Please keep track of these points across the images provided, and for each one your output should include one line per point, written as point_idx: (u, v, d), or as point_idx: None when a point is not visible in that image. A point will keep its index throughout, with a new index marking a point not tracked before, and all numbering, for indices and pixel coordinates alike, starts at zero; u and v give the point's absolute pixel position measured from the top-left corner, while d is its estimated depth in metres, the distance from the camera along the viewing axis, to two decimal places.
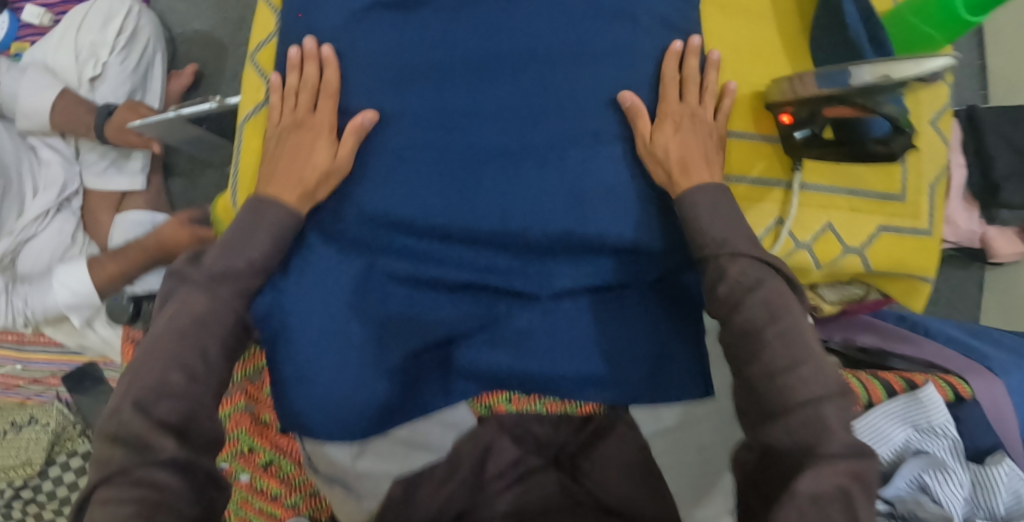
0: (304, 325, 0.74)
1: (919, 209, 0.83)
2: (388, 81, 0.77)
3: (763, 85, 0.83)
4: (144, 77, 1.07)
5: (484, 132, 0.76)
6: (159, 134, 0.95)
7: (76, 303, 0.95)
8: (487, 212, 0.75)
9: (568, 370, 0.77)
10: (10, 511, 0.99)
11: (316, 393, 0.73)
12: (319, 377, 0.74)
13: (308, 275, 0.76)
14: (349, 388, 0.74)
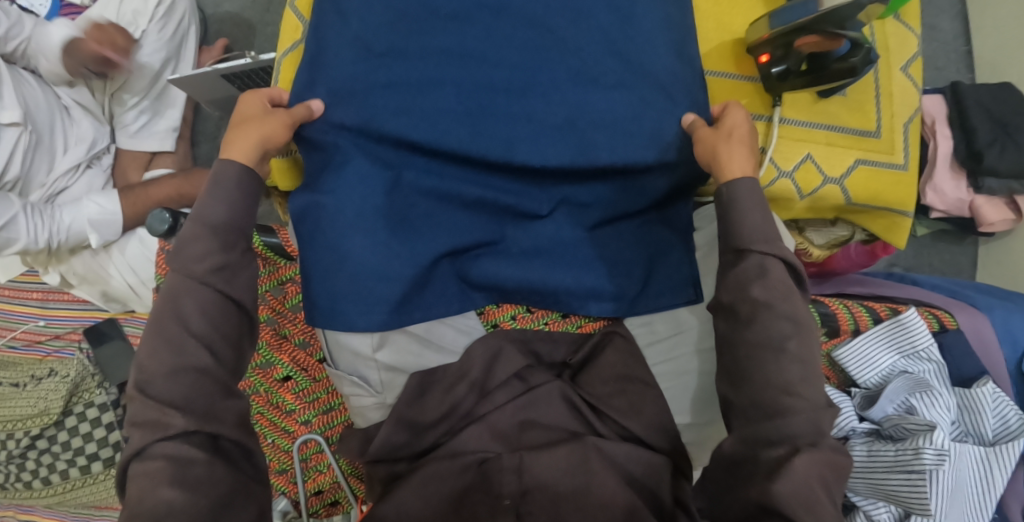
0: (324, 221, 0.72)
1: (895, 145, 0.83)
2: (388, 18, 0.76)
3: (742, 31, 0.85)
4: (178, 47, 1.07)
5: (488, 66, 0.76)
6: (195, 93, 0.98)
7: (104, 224, 0.99)
8: (494, 139, 0.75)
9: (573, 290, 0.78)
10: (28, 459, 1.05)
11: (347, 295, 0.71)
12: (349, 282, 0.71)
13: (342, 173, 0.73)
14: (384, 296, 0.71)
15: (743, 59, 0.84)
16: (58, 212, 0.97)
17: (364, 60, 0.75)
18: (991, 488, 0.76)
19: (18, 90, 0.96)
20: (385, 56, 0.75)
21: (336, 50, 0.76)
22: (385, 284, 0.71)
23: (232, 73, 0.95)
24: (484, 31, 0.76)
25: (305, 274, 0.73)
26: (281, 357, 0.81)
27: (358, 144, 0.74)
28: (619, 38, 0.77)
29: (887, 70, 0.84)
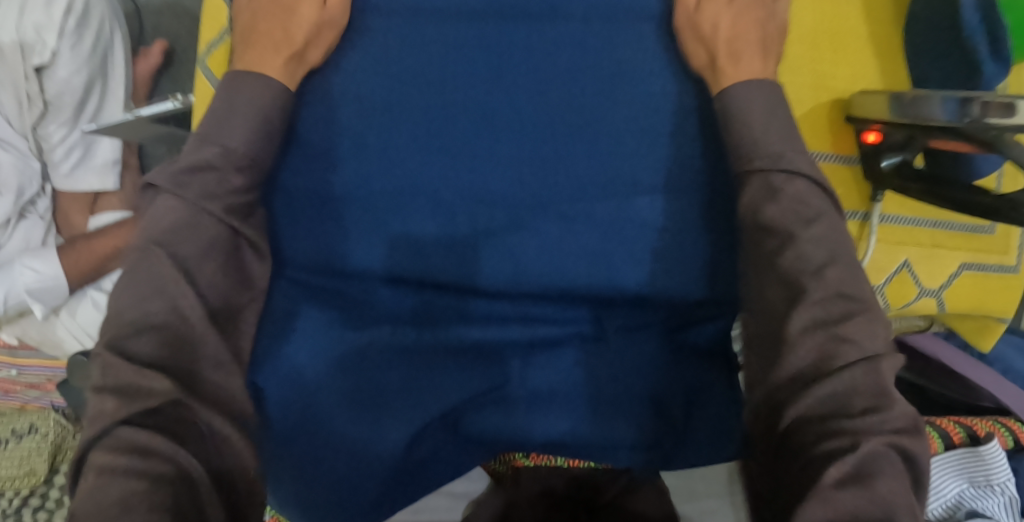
0: (282, 409, 0.59)
1: (1010, 241, 0.66)
2: (375, 113, 0.62)
3: (845, 91, 0.64)
4: (102, 61, 0.87)
5: (489, 174, 0.62)
6: (125, 136, 0.80)
7: (42, 289, 0.87)
8: (494, 268, 0.63)
9: (588, 445, 0.63)
10: None
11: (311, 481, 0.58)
12: (311, 462, 0.58)
13: (292, 342, 0.61)
14: (351, 478, 0.59)
15: (842, 131, 0.64)
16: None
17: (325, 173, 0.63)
18: None
19: None
20: (350, 166, 0.62)
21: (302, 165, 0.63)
22: (359, 480, 0.59)
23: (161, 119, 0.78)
24: (468, 128, 0.62)
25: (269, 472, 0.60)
26: None
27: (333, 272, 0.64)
28: (637, 134, 0.62)
29: None
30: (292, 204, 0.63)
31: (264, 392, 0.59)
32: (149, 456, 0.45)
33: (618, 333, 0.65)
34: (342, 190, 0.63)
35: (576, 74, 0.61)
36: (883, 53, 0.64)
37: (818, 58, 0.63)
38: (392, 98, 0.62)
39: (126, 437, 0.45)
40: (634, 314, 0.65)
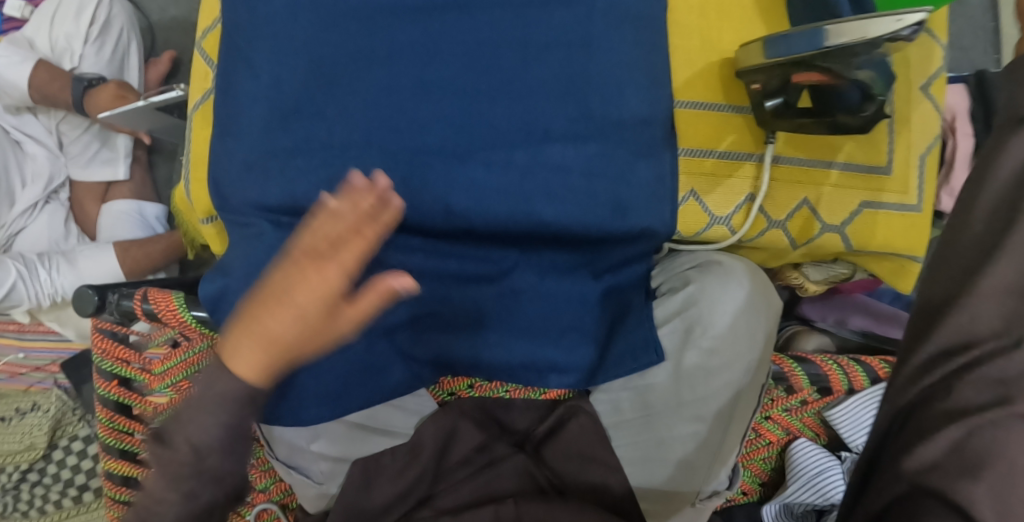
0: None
1: (908, 182, 0.72)
2: (321, 72, 0.67)
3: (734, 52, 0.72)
4: (120, 67, 0.98)
5: (428, 121, 0.68)
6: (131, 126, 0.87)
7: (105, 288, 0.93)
8: (430, 205, 0.68)
9: (531, 362, 0.70)
10: (18, 493, 1.06)
11: (270, 382, 0.65)
12: None
13: (254, 254, 0.65)
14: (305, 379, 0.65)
15: (734, 85, 0.72)
16: (59, 271, 0.91)
17: (273, 131, 0.67)
18: None
19: None
20: (302, 118, 0.67)
21: (246, 121, 0.67)
22: (314, 377, 0.66)
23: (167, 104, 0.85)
24: (408, 88, 0.68)
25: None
26: None
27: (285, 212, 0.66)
28: (566, 94, 0.69)
29: (903, 91, 0.73)
30: None
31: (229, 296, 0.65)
32: None
33: (545, 269, 0.70)
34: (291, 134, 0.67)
35: (510, 50, 0.69)
36: (770, 20, 0.73)
37: (707, 24, 0.72)
38: (344, 64, 0.67)
39: None
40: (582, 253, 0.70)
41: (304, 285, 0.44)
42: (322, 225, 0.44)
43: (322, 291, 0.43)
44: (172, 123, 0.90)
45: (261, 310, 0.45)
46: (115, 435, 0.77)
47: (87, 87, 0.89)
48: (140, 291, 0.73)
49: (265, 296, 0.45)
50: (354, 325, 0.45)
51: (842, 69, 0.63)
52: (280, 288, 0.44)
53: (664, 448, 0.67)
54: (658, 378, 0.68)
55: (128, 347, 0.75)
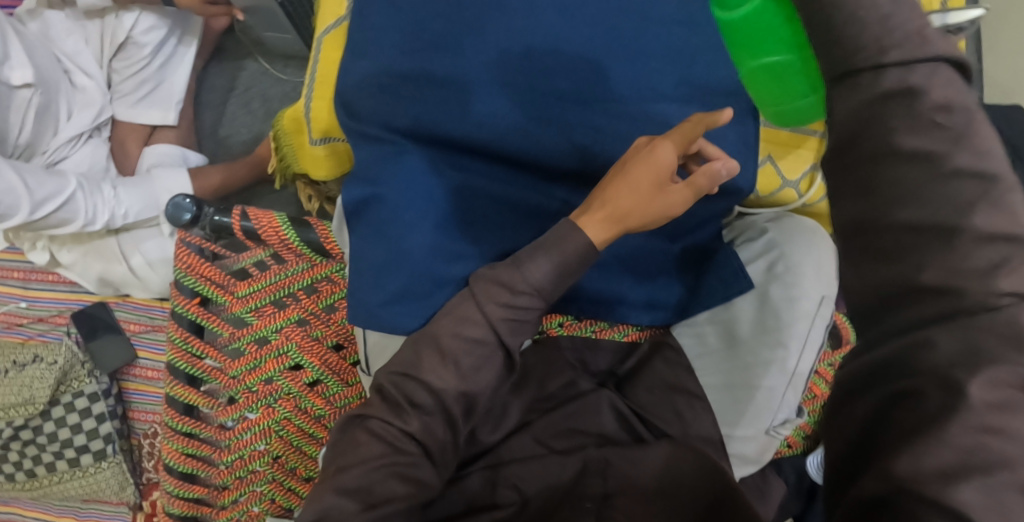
0: (380, 212, 0.68)
1: None
2: (454, 10, 0.70)
3: None
4: None
5: (557, 71, 0.72)
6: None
7: None
8: (551, 145, 0.72)
9: (618, 296, 0.75)
10: (8, 452, 0.98)
11: (392, 291, 0.67)
12: (395, 272, 0.67)
13: (399, 166, 0.69)
14: (427, 291, 0.67)
15: None
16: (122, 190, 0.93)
17: (411, 57, 0.70)
18: None
19: (25, 47, 0.90)
20: (441, 51, 0.70)
21: (384, 46, 0.70)
22: (431, 289, 0.67)
23: None
24: (543, 31, 0.71)
25: (355, 269, 0.69)
26: (311, 361, 0.75)
27: (411, 136, 0.70)
28: (671, 58, 0.75)
29: None
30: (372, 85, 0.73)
31: (353, 200, 0.70)
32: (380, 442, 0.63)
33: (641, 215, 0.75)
34: (419, 65, 0.70)
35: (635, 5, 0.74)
36: None
37: None
38: (481, 6, 0.70)
39: (363, 445, 0.64)
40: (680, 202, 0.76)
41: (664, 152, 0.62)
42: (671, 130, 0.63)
43: (665, 154, 0.62)
44: (272, 11, 0.90)
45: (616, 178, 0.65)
46: (188, 359, 0.75)
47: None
48: (236, 209, 0.72)
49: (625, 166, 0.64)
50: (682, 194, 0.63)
51: None
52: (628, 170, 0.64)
53: (749, 373, 0.71)
54: (742, 311, 0.73)
55: (214, 266, 0.74)
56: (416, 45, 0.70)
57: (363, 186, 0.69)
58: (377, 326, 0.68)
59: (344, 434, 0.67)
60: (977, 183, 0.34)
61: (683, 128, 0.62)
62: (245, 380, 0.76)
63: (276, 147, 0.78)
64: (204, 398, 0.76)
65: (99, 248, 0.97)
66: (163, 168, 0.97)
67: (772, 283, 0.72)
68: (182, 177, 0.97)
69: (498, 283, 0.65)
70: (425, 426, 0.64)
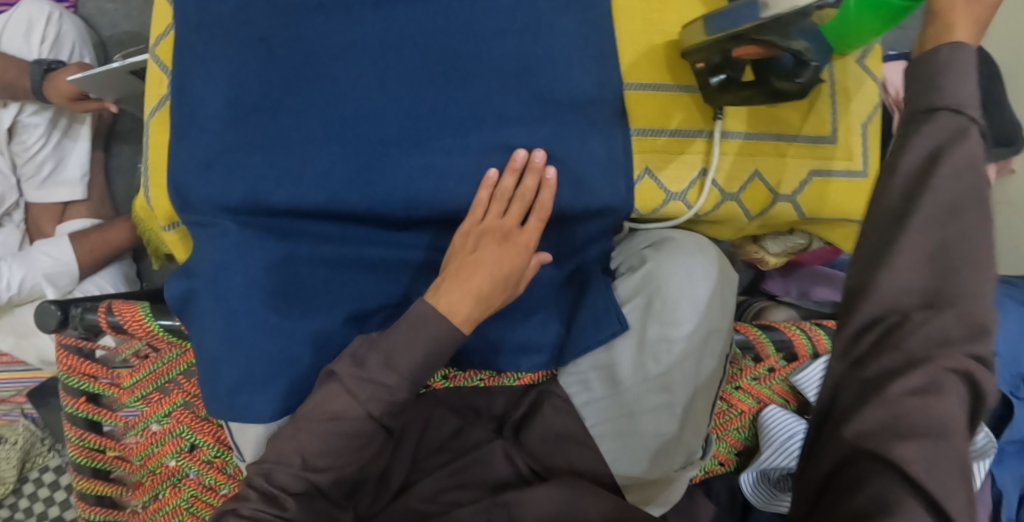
0: (208, 301, 0.66)
1: (851, 150, 0.75)
2: (270, 73, 0.68)
3: (675, 33, 0.74)
4: None
5: (390, 116, 0.68)
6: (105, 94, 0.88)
7: (56, 273, 0.95)
8: (392, 194, 0.68)
9: (502, 345, 0.72)
10: None
11: (236, 377, 0.65)
12: (240, 358, 0.65)
13: (220, 248, 0.66)
14: (274, 370, 0.66)
15: (679, 66, 0.74)
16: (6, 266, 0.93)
17: (231, 126, 0.67)
18: None
19: None
20: (262, 115, 0.68)
21: (204, 120, 0.68)
22: (280, 369, 0.66)
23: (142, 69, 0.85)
24: (372, 76, 0.68)
25: (201, 359, 0.67)
26: (204, 439, 0.76)
27: (241, 213, 0.67)
28: (513, 80, 0.69)
29: (841, 62, 0.76)
30: (349, 232, 0.69)
31: (188, 298, 0.67)
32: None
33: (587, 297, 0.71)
34: (243, 135, 0.68)
35: (468, 26, 0.69)
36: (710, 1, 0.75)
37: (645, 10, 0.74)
38: (298, 64, 0.68)
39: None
40: (560, 237, 0.73)
41: (529, 238, 0.68)
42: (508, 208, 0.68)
43: (532, 239, 0.68)
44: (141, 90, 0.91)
45: (471, 265, 0.66)
46: (88, 454, 0.76)
47: (48, 70, 0.90)
48: (103, 304, 0.72)
49: (480, 257, 0.66)
50: (520, 284, 0.69)
51: (782, 41, 0.63)
52: (494, 261, 0.66)
53: (635, 421, 0.68)
54: (624, 353, 0.69)
55: (94, 363, 0.75)
56: (238, 115, 0.68)
57: (194, 276, 0.67)
58: (232, 416, 0.66)
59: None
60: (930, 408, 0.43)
61: (540, 217, 0.68)
62: (149, 464, 0.77)
63: (141, 233, 0.78)
64: (114, 485, 0.78)
65: (12, 323, 0.98)
66: (45, 239, 0.96)
67: (651, 325, 0.67)
68: (61, 245, 0.95)
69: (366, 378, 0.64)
70: (306, 509, 0.63)
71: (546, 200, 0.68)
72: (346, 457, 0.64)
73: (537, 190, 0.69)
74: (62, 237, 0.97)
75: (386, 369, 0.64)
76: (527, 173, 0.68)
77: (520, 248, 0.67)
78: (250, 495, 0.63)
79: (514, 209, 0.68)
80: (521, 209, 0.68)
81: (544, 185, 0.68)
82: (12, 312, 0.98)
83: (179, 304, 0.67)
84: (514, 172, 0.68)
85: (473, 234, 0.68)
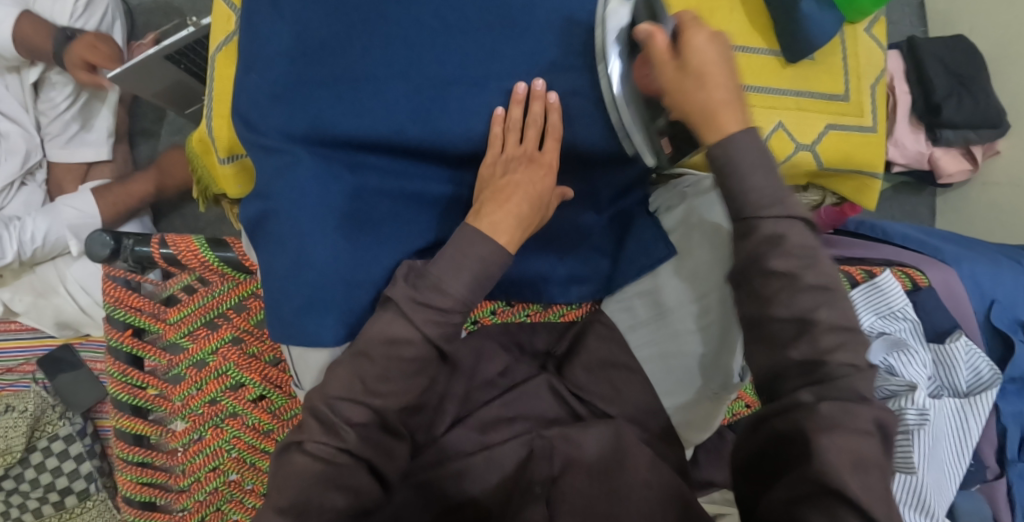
0: (280, 226, 0.68)
1: (862, 107, 0.83)
2: (335, 8, 0.70)
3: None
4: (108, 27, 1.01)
5: (449, 53, 0.71)
6: (135, 87, 0.94)
7: (83, 226, 0.96)
8: (452, 129, 0.71)
9: (553, 279, 0.76)
10: (8, 508, 1.00)
11: (300, 297, 0.67)
12: (303, 277, 0.67)
13: (291, 177, 0.68)
14: (339, 292, 0.67)
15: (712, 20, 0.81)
16: (31, 222, 0.93)
17: (297, 58, 0.70)
18: (967, 437, 0.80)
19: None
20: (329, 53, 0.70)
21: (270, 50, 0.71)
22: (344, 295, 0.67)
23: (177, 52, 0.90)
24: (433, 15, 0.71)
25: (268, 282, 0.69)
26: (251, 377, 0.75)
27: (306, 141, 0.70)
28: (564, 25, 0.73)
29: (851, 30, 0.85)
30: (411, 166, 0.73)
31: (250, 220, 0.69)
32: (320, 457, 0.62)
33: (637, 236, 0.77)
34: (310, 68, 0.70)
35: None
36: None
37: None
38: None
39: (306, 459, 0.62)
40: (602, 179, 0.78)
41: (551, 157, 0.70)
42: (522, 132, 0.71)
43: (552, 157, 0.70)
44: (178, 79, 0.95)
45: (508, 187, 0.67)
46: (129, 390, 0.74)
47: (71, 38, 0.92)
48: (155, 237, 0.73)
49: (508, 179, 0.67)
50: (544, 206, 0.68)
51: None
52: (524, 178, 0.67)
53: (682, 341, 0.72)
54: (666, 279, 0.74)
55: (141, 295, 0.74)
56: (303, 48, 0.70)
57: (257, 199, 0.69)
58: (289, 338, 0.68)
59: (285, 466, 0.63)
60: (822, 294, 0.60)
61: (553, 142, 0.71)
62: (189, 404, 0.75)
63: (191, 171, 0.80)
64: (152, 426, 0.76)
65: (30, 282, 0.98)
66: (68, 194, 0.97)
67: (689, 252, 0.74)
68: (85, 199, 0.97)
69: (421, 302, 0.63)
70: (366, 440, 0.63)
71: (554, 120, 0.70)
72: (407, 387, 0.64)
73: (544, 115, 0.71)
74: (83, 192, 0.98)
75: (438, 293, 0.63)
76: (531, 101, 0.71)
77: (539, 170, 0.69)
78: (311, 428, 0.63)
79: (536, 134, 0.70)
80: (536, 131, 0.70)
81: (550, 108, 0.71)
82: (32, 273, 0.98)
83: (248, 226, 0.70)
84: (519, 103, 0.71)
85: (500, 158, 0.70)
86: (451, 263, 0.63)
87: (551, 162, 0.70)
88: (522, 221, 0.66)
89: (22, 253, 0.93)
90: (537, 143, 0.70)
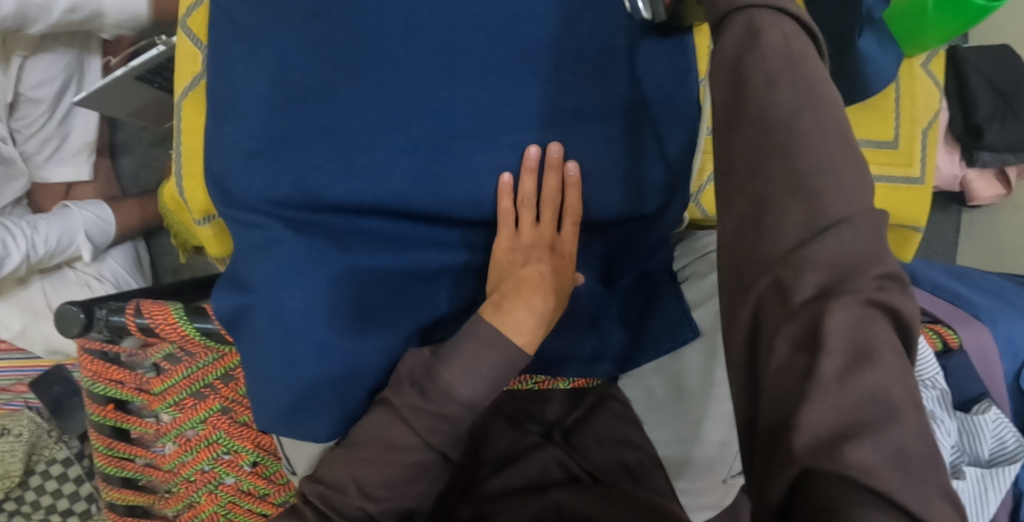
0: (263, 313, 0.63)
1: (913, 156, 0.77)
2: (324, 61, 0.63)
3: None
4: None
5: (452, 112, 0.64)
6: (105, 107, 0.85)
7: (94, 233, 0.95)
8: (455, 195, 0.66)
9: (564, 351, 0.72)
10: None
11: (290, 387, 0.63)
12: (293, 366, 0.63)
13: (274, 257, 0.63)
14: (332, 381, 0.64)
15: None
16: (45, 223, 0.90)
17: (276, 120, 0.63)
18: (985, 510, 0.76)
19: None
20: (313, 111, 0.63)
21: (246, 108, 0.64)
22: (339, 382, 0.64)
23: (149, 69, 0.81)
24: (433, 67, 0.64)
25: (251, 372, 0.64)
26: (244, 445, 0.72)
27: (289, 213, 0.64)
28: (582, 73, 0.66)
29: (908, 65, 0.77)
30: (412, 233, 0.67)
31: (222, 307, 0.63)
32: None
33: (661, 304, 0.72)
34: (292, 128, 0.63)
35: (540, 13, 0.65)
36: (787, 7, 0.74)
37: None
38: (354, 51, 0.63)
39: None
40: (617, 242, 0.73)
41: (568, 240, 0.69)
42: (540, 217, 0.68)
43: (570, 245, 0.69)
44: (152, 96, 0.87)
45: (526, 283, 0.65)
46: (117, 463, 0.73)
47: None
48: (130, 305, 0.67)
49: (523, 274, 0.65)
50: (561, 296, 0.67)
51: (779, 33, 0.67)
52: (535, 271, 0.65)
53: (701, 425, 0.69)
54: (689, 359, 0.71)
55: (121, 367, 0.70)
56: (288, 105, 0.63)
57: (237, 277, 0.64)
58: (280, 427, 0.65)
59: None
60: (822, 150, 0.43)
61: (574, 229, 0.69)
62: (183, 471, 0.73)
63: (165, 220, 0.75)
64: (145, 495, 0.75)
65: (30, 299, 0.95)
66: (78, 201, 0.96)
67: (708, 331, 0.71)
68: (97, 207, 0.96)
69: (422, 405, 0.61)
70: None
71: (571, 200, 0.67)
72: (405, 486, 0.62)
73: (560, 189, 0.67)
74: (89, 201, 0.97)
75: (443, 398, 0.60)
76: (546, 171, 0.66)
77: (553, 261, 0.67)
78: (305, 518, 0.61)
79: (555, 210, 0.68)
80: (552, 211, 0.68)
81: (567, 182, 0.67)
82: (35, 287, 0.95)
83: (226, 311, 0.63)
84: (531, 173, 0.66)
85: (517, 241, 0.68)
86: (462, 361, 0.61)
87: (568, 249, 0.69)
88: (540, 323, 0.64)
89: (31, 254, 0.88)
90: (555, 227, 0.68)
